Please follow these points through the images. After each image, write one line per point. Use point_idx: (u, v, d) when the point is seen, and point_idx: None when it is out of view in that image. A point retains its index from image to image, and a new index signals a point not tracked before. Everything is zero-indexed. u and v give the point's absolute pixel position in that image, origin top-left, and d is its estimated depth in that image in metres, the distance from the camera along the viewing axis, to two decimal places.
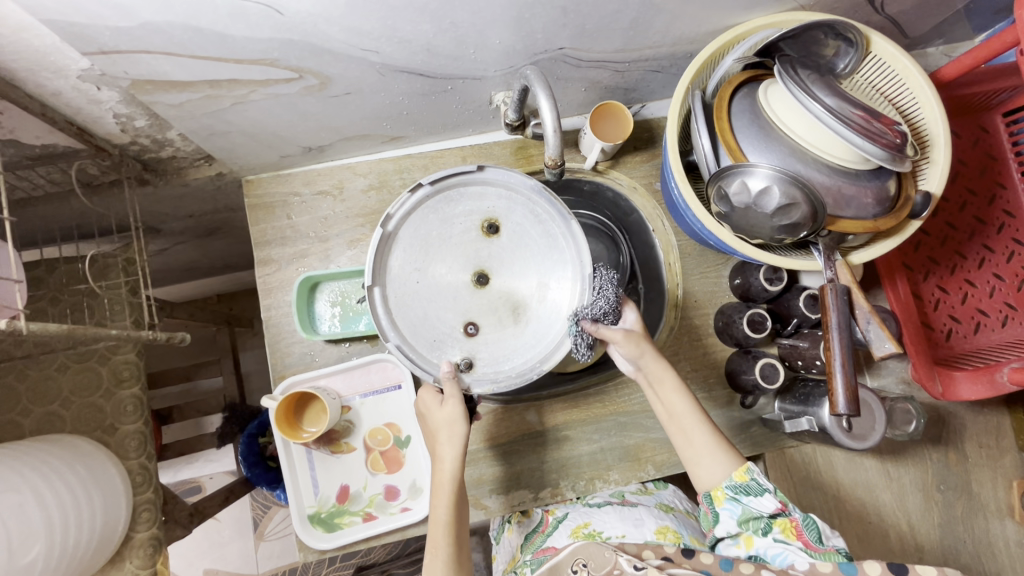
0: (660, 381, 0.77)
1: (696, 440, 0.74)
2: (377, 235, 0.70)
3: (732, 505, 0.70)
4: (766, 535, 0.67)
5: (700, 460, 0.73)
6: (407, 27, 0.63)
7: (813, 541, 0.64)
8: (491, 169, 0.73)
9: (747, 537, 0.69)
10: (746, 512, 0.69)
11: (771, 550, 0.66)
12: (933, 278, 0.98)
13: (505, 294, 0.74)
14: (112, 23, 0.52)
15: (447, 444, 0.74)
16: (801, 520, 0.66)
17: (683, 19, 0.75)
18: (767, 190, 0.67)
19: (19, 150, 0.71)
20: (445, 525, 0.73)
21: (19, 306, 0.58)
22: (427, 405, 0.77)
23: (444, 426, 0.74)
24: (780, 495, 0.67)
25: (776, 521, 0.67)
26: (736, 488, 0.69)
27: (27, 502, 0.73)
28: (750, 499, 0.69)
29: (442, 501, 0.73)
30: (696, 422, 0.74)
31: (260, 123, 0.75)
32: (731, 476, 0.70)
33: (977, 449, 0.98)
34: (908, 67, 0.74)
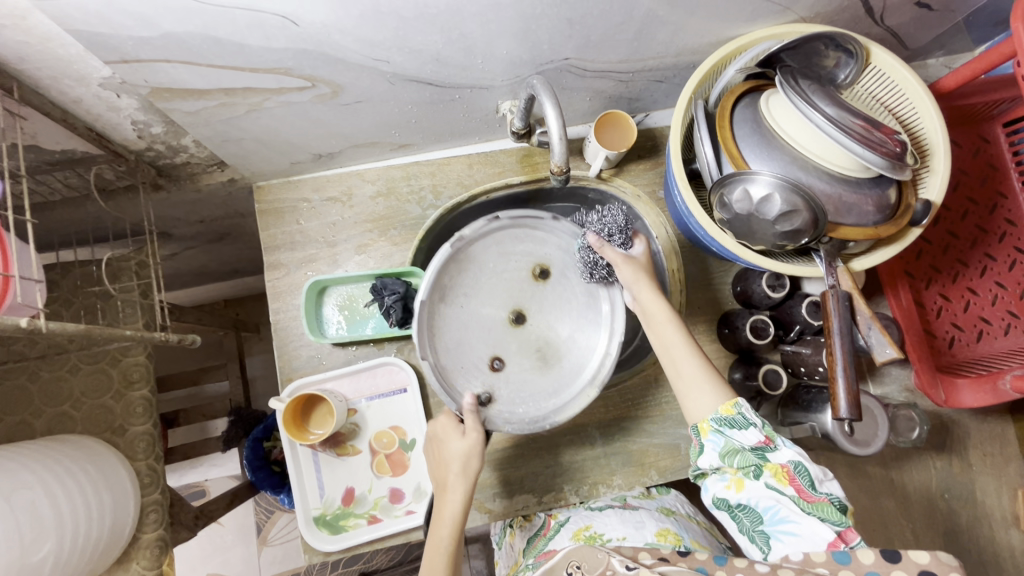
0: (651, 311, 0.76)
1: (685, 370, 0.73)
2: (447, 249, 0.74)
3: (716, 439, 0.67)
4: (758, 479, 0.64)
5: (690, 391, 0.72)
6: (417, 38, 0.64)
7: (805, 488, 0.62)
8: (561, 221, 0.79)
9: (736, 479, 0.66)
10: (729, 445, 0.66)
11: (764, 501, 0.64)
12: (936, 285, 0.99)
13: (539, 346, 0.80)
14: (134, 33, 0.54)
15: (458, 475, 0.74)
16: (792, 465, 0.63)
17: (686, 30, 0.77)
18: (769, 198, 0.68)
19: (39, 155, 0.73)
20: (444, 558, 0.71)
21: (39, 304, 0.60)
22: (444, 432, 0.77)
23: (457, 456, 0.74)
24: (766, 430, 0.65)
25: (766, 466, 0.64)
26: (722, 421, 0.67)
27: (39, 499, 0.74)
28: (734, 432, 0.66)
29: (445, 531, 0.72)
30: (686, 350, 0.73)
31: (273, 130, 0.77)
32: (717, 409, 0.68)
33: (981, 457, 0.97)
34: (907, 78, 0.75)
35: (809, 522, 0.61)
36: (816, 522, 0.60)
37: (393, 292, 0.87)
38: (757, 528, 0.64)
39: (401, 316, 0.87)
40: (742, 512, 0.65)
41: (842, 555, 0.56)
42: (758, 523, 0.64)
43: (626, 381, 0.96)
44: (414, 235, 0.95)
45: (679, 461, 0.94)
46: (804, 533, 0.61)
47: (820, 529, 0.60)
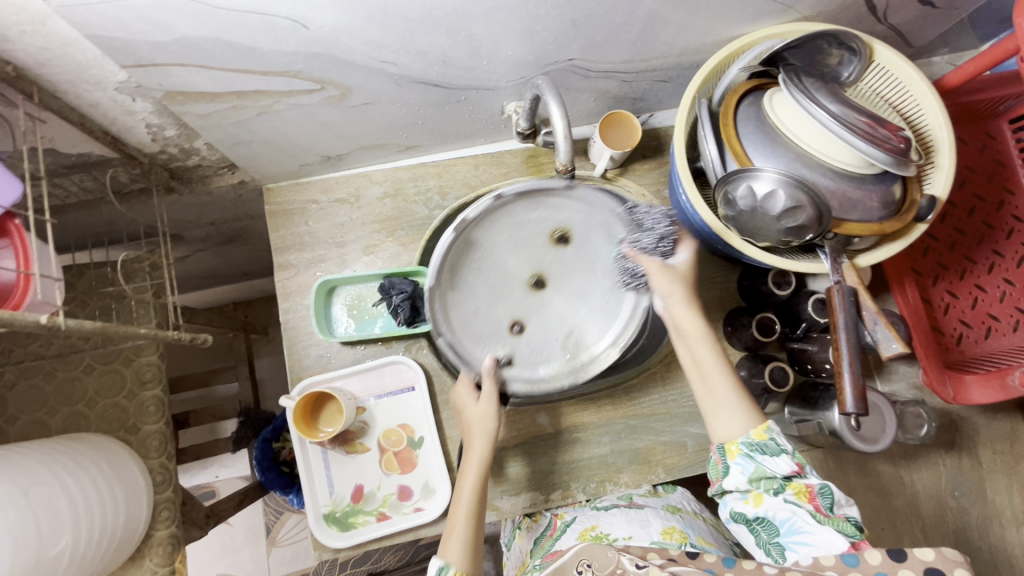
0: (692, 334, 0.73)
1: (719, 393, 0.71)
2: (452, 235, 0.73)
3: (744, 461, 0.67)
4: (778, 495, 0.65)
5: (723, 412, 0.70)
6: (424, 40, 0.66)
7: (825, 507, 0.63)
8: (581, 189, 0.77)
9: (756, 494, 0.66)
10: (759, 471, 0.66)
11: (781, 513, 0.65)
12: (944, 283, 0.98)
13: (552, 320, 0.84)
14: (150, 38, 0.55)
15: (479, 435, 0.79)
16: (817, 486, 0.64)
17: (689, 30, 0.78)
18: (773, 194, 0.68)
19: (56, 158, 0.75)
20: (465, 510, 0.75)
21: (57, 302, 0.61)
22: (463, 399, 0.81)
23: (478, 418, 0.79)
24: (797, 458, 0.65)
25: (791, 484, 0.65)
26: (752, 445, 0.67)
27: (56, 494, 0.75)
28: (765, 458, 0.66)
29: (467, 486, 0.76)
30: (722, 374, 0.71)
31: (283, 133, 0.79)
32: (750, 433, 0.68)
33: (992, 455, 0.97)
34: (911, 75, 0.76)
35: (824, 533, 0.62)
36: (832, 532, 0.62)
37: (401, 292, 0.88)
38: (773, 540, 0.65)
39: (409, 315, 0.89)
40: (759, 525, 0.66)
41: (851, 558, 0.57)
42: (775, 535, 0.65)
43: (631, 379, 0.97)
44: (421, 236, 0.96)
45: (686, 458, 0.95)
46: (818, 542, 0.62)
47: (834, 539, 0.61)
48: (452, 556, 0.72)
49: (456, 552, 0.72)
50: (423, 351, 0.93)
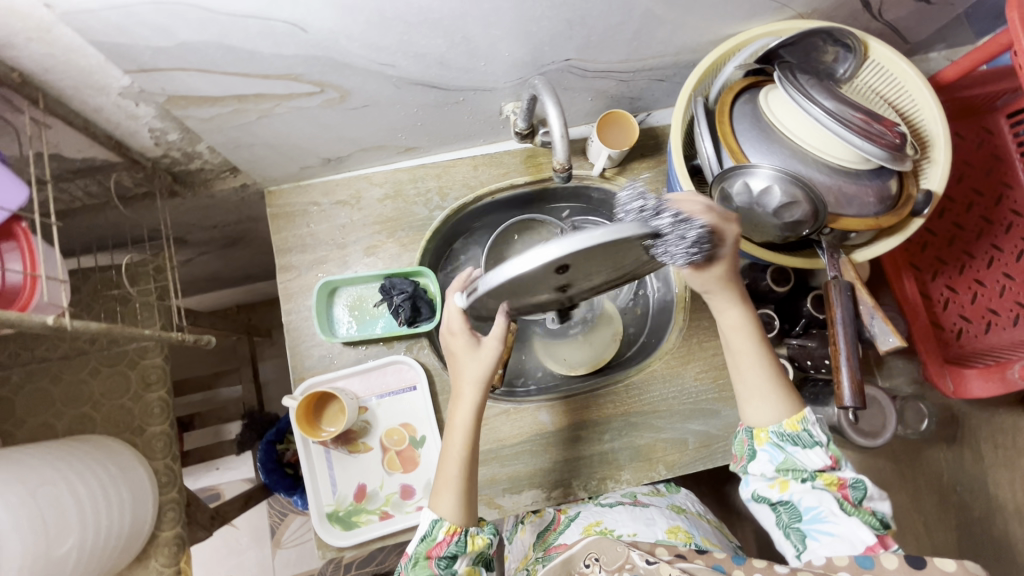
0: (732, 325, 0.72)
1: (749, 379, 0.71)
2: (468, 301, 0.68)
3: (772, 449, 0.68)
4: (805, 482, 0.66)
5: (754, 399, 0.70)
6: (422, 42, 0.67)
7: (853, 498, 0.64)
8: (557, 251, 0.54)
9: (784, 480, 0.68)
10: (788, 461, 0.67)
11: (807, 500, 0.66)
12: (942, 277, 0.99)
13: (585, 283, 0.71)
14: (152, 44, 0.56)
15: (471, 383, 0.75)
16: (849, 479, 0.65)
17: (685, 29, 0.78)
18: (768, 190, 0.69)
19: (61, 163, 0.76)
20: (457, 467, 0.74)
21: (63, 303, 0.62)
22: (459, 349, 0.77)
23: (472, 363, 0.76)
24: (830, 450, 0.66)
25: (821, 475, 0.66)
26: (786, 435, 0.67)
27: (63, 495, 0.76)
28: (795, 449, 0.67)
29: (456, 440, 0.75)
30: (757, 362, 0.71)
31: (283, 136, 0.80)
32: (782, 423, 0.68)
33: (994, 449, 0.95)
34: (906, 70, 0.76)
35: (849, 523, 0.63)
36: (858, 524, 0.62)
37: (402, 292, 0.90)
38: (794, 524, 0.66)
39: (410, 315, 0.91)
40: (782, 507, 0.67)
41: (865, 559, 0.56)
42: (797, 520, 0.66)
43: (632, 377, 0.97)
44: (421, 236, 0.97)
45: (687, 455, 0.95)
46: (842, 532, 0.63)
47: (860, 532, 0.62)
48: (444, 511, 0.72)
49: (449, 506, 0.72)
50: (424, 350, 0.94)
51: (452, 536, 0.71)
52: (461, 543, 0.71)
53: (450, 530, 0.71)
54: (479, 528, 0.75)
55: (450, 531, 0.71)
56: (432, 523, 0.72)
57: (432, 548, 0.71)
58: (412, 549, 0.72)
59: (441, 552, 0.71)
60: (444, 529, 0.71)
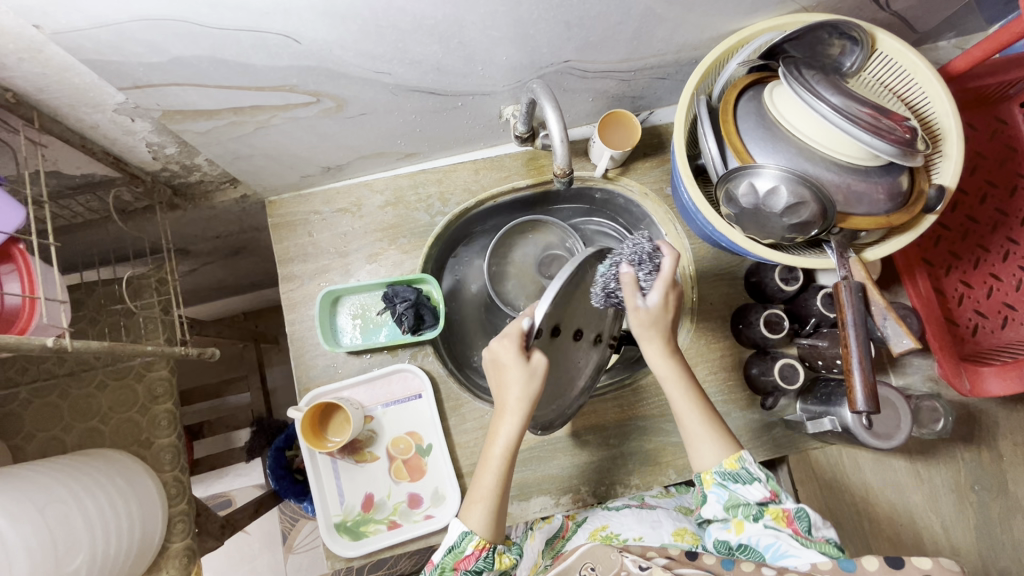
0: (663, 376, 0.77)
1: (688, 426, 0.75)
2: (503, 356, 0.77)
3: (719, 491, 0.70)
4: (757, 521, 0.68)
5: (695, 443, 0.74)
6: (417, 49, 0.66)
7: (804, 530, 0.66)
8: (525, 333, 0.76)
9: (738, 522, 0.70)
10: (733, 499, 0.70)
11: (764, 539, 0.67)
12: (956, 272, 0.96)
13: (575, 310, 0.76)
14: (145, 60, 0.56)
15: (517, 398, 0.72)
16: (794, 510, 0.67)
17: (685, 26, 0.77)
18: (774, 190, 0.67)
19: (61, 180, 0.76)
20: (493, 479, 0.73)
21: (62, 325, 0.62)
22: (503, 356, 0.72)
23: (520, 382, 0.71)
24: (770, 484, 0.69)
25: (768, 509, 0.68)
26: (726, 475, 0.70)
27: (72, 512, 0.77)
28: (738, 486, 0.70)
29: (496, 451, 0.73)
30: (690, 408, 0.75)
31: (282, 146, 0.79)
32: (722, 462, 0.71)
33: (1012, 448, 0.94)
34: (915, 62, 0.74)
35: (809, 554, 0.63)
36: (816, 554, 0.63)
37: (404, 299, 0.90)
38: None
39: (413, 323, 0.90)
40: (744, 552, 0.68)
41: (847, 564, 0.58)
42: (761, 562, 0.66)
43: (641, 380, 0.96)
44: (423, 243, 0.96)
45: None
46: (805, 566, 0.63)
47: (818, 560, 0.62)
48: (473, 522, 0.71)
49: (479, 519, 0.71)
50: (429, 358, 0.93)
51: (481, 550, 0.70)
52: (490, 558, 0.71)
53: (479, 544, 0.70)
54: (506, 546, 0.73)
55: (479, 546, 0.70)
56: (461, 536, 0.70)
57: (459, 560, 0.70)
58: (437, 559, 0.71)
59: (469, 565, 0.70)
60: (473, 543, 0.70)
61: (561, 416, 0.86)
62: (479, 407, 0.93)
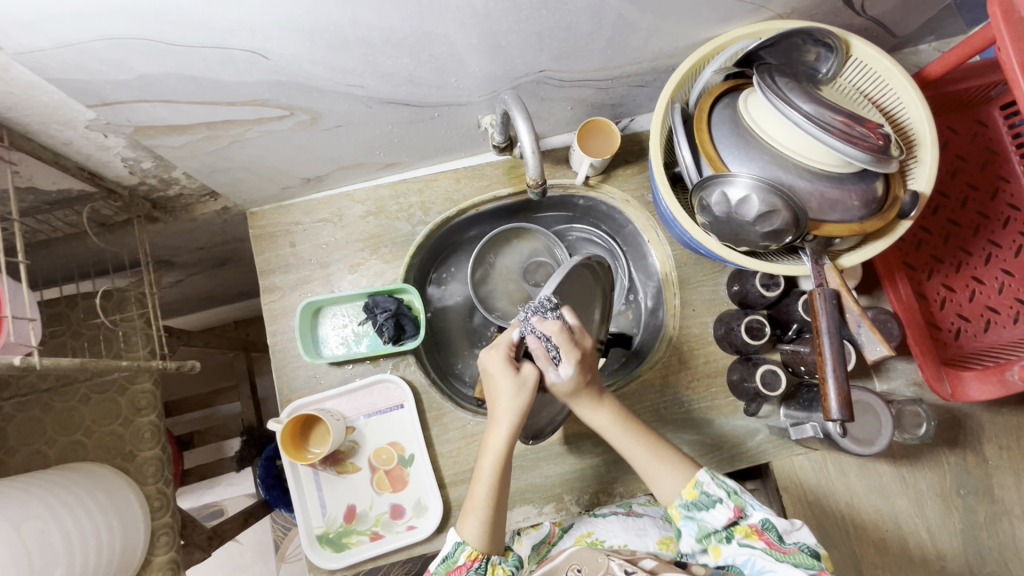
0: (604, 425, 0.77)
1: (643, 464, 0.74)
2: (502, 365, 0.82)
3: (688, 523, 0.71)
4: (731, 541, 0.69)
5: (653, 474, 0.74)
6: (388, 62, 0.66)
7: (776, 541, 0.66)
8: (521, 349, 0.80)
9: (715, 547, 0.70)
10: (702, 528, 0.70)
11: (740, 556, 0.68)
12: (938, 275, 0.96)
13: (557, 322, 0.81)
14: (112, 77, 0.56)
15: (507, 410, 0.72)
16: (761, 523, 0.68)
17: (660, 35, 0.77)
18: (746, 199, 0.67)
19: (37, 196, 0.76)
20: (485, 490, 0.71)
21: (33, 342, 0.62)
22: (495, 368, 0.74)
23: (510, 394, 0.72)
24: (733, 500, 0.69)
25: (737, 528, 0.69)
26: (689, 506, 0.70)
27: (49, 528, 0.76)
28: (703, 514, 0.70)
29: (487, 463, 0.72)
30: (639, 446, 0.75)
31: (259, 159, 0.79)
32: (683, 493, 0.71)
33: (998, 451, 0.94)
34: (890, 68, 0.74)
35: (783, 568, 0.64)
36: (790, 568, 0.64)
37: (385, 310, 0.90)
38: None
39: (394, 333, 0.90)
40: (725, 571, 0.69)
41: None
42: None
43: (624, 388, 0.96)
44: (405, 252, 0.96)
45: None
46: None
47: (794, 573, 0.63)
48: (467, 534, 0.70)
49: (472, 530, 0.70)
50: (411, 367, 0.93)
51: (473, 561, 0.69)
52: (480, 569, 0.69)
53: (472, 555, 0.69)
54: (501, 556, 0.73)
55: (471, 556, 0.69)
56: (454, 547, 0.70)
57: (451, 570, 0.69)
58: (432, 568, 0.71)
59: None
60: (465, 553, 0.69)
61: (554, 422, 0.86)
62: (461, 416, 0.92)
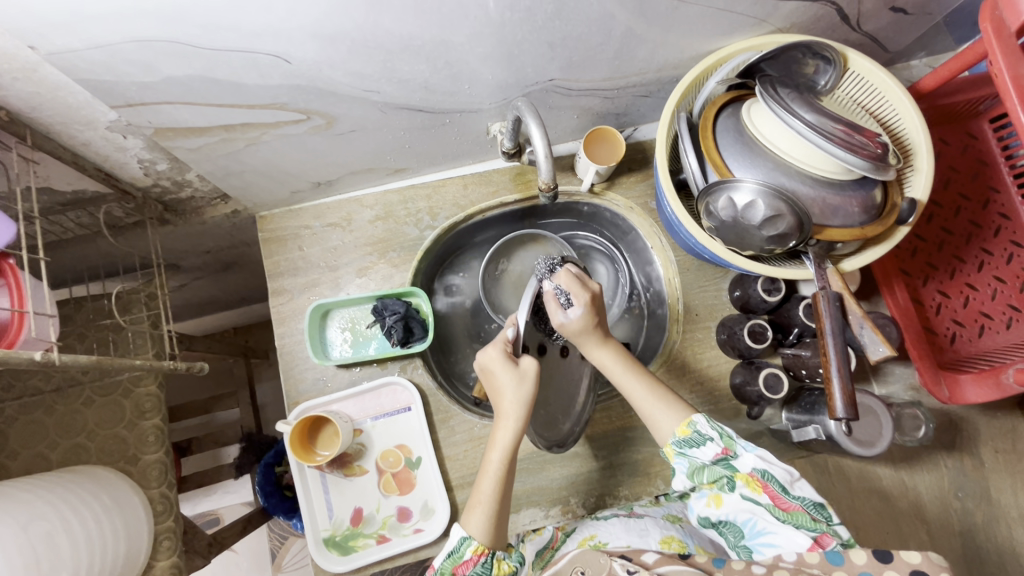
0: (605, 365, 0.78)
1: (643, 400, 0.75)
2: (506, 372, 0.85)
3: (680, 461, 0.70)
4: (733, 492, 0.66)
5: (650, 413, 0.74)
6: (405, 68, 0.68)
7: (779, 495, 0.64)
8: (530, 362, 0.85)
9: (714, 495, 0.68)
10: (693, 465, 0.69)
11: (742, 514, 0.66)
12: (933, 282, 0.98)
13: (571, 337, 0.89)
14: (137, 79, 0.58)
15: (512, 403, 0.72)
16: (759, 474, 0.65)
17: (666, 46, 0.79)
18: (752, 204, 0.69)
19: (52, 197, 0.77)
20: (492, 484, 0.71)
21: (52, 338, 0.63)
22: (493, 364, 0.73)
23: (511, 386, 0.72)
24: (724, 440, 0.67)
25: (737, 476, 0.66)
26: (682, 443, 0.70)
27: (55, 530, 0.76)
28: (694, 451, 0.69)
29: (495, 456, 0.73)
30: (635, 385, 0.76)
31: (272, 162, 0.81)
32: (676, 432, 0.71)
33: (994, 455, 0.96)
34: (886, 81, 0.77)
35: (787, 531, 0.63)
36: (792, 530, 0.63)
37: (394, 313, 0.91)
38: (740, 542, 0.67)
39: (403, 336, 0.91)
40: (726, 527, 0.68)
41: (835, 557, 0.59)
42: (741, 538, 0.67)
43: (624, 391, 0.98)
44: (413, 256, 0.97)
45: None
46: (782, 542, 0.63)
47: (795, 536, 0.62)
48: (472, 529, 0.69)
49: (478, 525, 0.69)
50: (418, 370, 0.94)
51: (479, 556, 0.68)
52: (487, 564, 0.68)
53: (478, 550, 0.68)
54: (505, 552, 0.72)
55: (478, 551, 0.68)
56: (459, 541, 0.69)
57: (457, 565, 0.68)
58: (437, 564, 0.69)
59: (468, 570, 0.67)
60: (472, 548, 0.68)
61: (574, 433, 0.86)
62: (469, 419, 0.93)
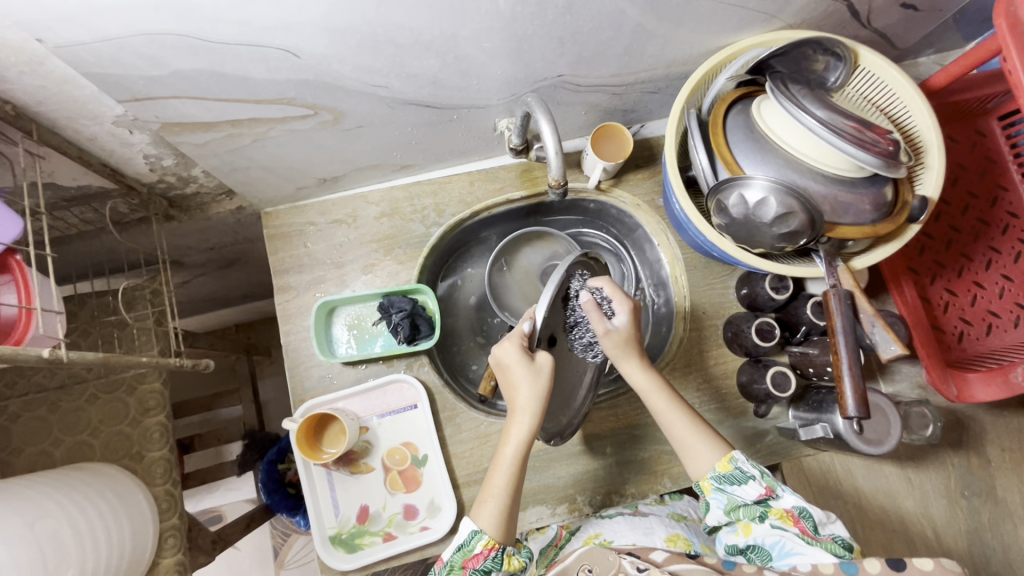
0: (644, 389, 0.77)
1: (682, 436, 0.74)
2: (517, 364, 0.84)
3: (718, 496, 0.71)
4: (763, 521, 0.69)
5: (690, 448, 0.74)
6: (414, 64, 0.67)
7: (810, 530, 0.65)
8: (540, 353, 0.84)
9: (744, 525, 0.71)
10: (731, 501, 0.70)
11: (770, 538, 0.68)
12: (941, 280, 0.99)
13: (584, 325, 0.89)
14: (146, 73, 0.57)
15: (528, 398, 0.71)
16: (796, 509, 0.66)
17: (676, 42, 0.79)
18: (764, 201, 0.69)
19: (57, 192, 0.76)
20: (504, 478, 0.71)
21: (59, 335, 0.63)
22: (509, 360, 0.72)
23: (527, 382, 0.71)
24: (765, 480, 0.69)
25: (771, 510, 0.68)
26: (721, 479, 0.70)
27: (62, 530, 0.76)
28: (735, 488, 0.70)
29: (509, 450, 0.72)
30: (677, 415, 0.75)
31: (279, 158, 0.80)
32: (716, 466, 0.71)
33: (1000, 454, 0.96)
34: (897, 77, 0.76)
35: (813, 553, 0.64)
36: (820, 552, 0.64)
37: (400, 309, 0.91)
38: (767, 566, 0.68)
39: (409, 333, 0.90)
40: (752, 552, 0.70)
41: (849, 566, 0.59)
42: (768, 561, 0.68)
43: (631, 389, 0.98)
44: (419, 253, 0.97)
45: None
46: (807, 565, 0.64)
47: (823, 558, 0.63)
48: (484, 522, 0.69)
49: (489, 518, 0.69)
50: (425, 368, 0.94)
51: (490, 550, 0.68)
52: (497, 559, 0.68)
53: (488, 544, 0.68)
54: (515, 548, 0.71)
55: (488, 545, 0.68)
56: (470, 535, 0.68)
57: (468, 559, 0.68)
58: (447, 556, 0.69)
59: (478, 565, 0.67)
60: (482, 542, 0.68)
61: (573, 425, 0.85)
62: (475, 417, 0.93)
